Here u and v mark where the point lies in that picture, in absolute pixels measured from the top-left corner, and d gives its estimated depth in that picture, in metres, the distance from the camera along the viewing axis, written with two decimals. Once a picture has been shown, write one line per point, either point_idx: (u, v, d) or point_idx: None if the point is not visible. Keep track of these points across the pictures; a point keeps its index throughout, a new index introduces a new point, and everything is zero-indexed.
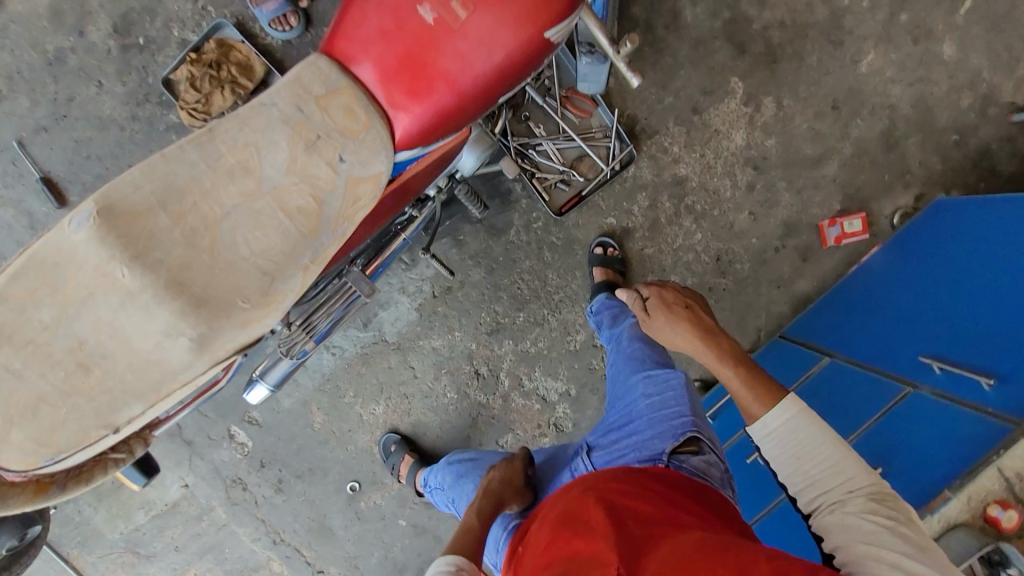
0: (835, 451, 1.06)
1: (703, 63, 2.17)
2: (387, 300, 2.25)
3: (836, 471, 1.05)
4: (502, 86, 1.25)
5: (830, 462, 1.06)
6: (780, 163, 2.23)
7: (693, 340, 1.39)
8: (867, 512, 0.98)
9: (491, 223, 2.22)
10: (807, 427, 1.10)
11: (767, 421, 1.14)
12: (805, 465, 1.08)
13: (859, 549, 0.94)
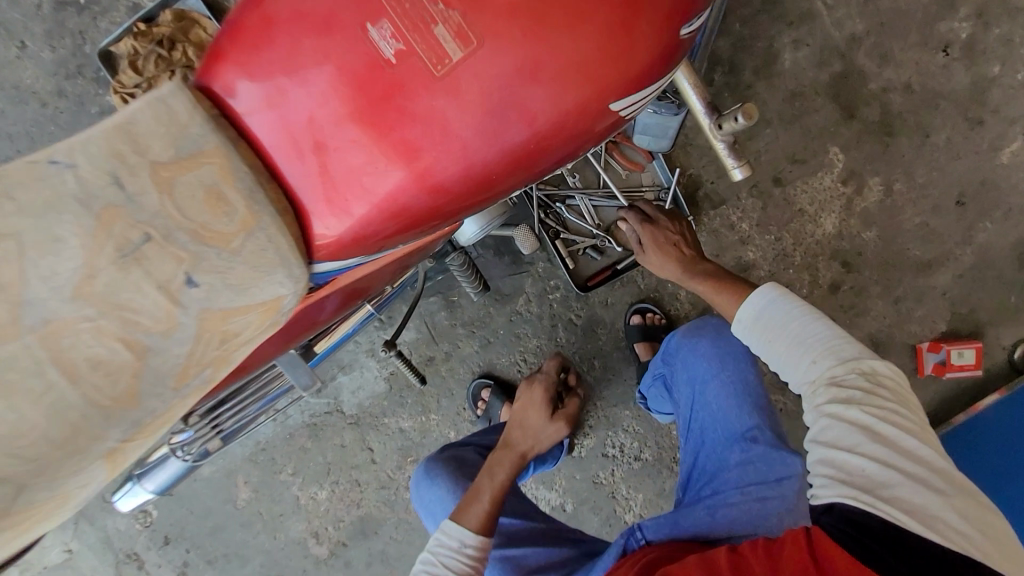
0: (818, 334, 1.02)
1: (797, 123, 1.67)
2: (351, 363, 1.78)
3: (802, 347, 1.02)
4: (511, 175, 0.75)
5: (813, 342, 1.01)
6: (877, 263, 1.72)
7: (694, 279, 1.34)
8: (831, 381, 0.97)
9: (495, 286, 1.74)
10: (783, 307, 1.06)
11: (739, 318, 1.11)
12: (775, 339, 1.05)
13: (831, 456, 0.92)
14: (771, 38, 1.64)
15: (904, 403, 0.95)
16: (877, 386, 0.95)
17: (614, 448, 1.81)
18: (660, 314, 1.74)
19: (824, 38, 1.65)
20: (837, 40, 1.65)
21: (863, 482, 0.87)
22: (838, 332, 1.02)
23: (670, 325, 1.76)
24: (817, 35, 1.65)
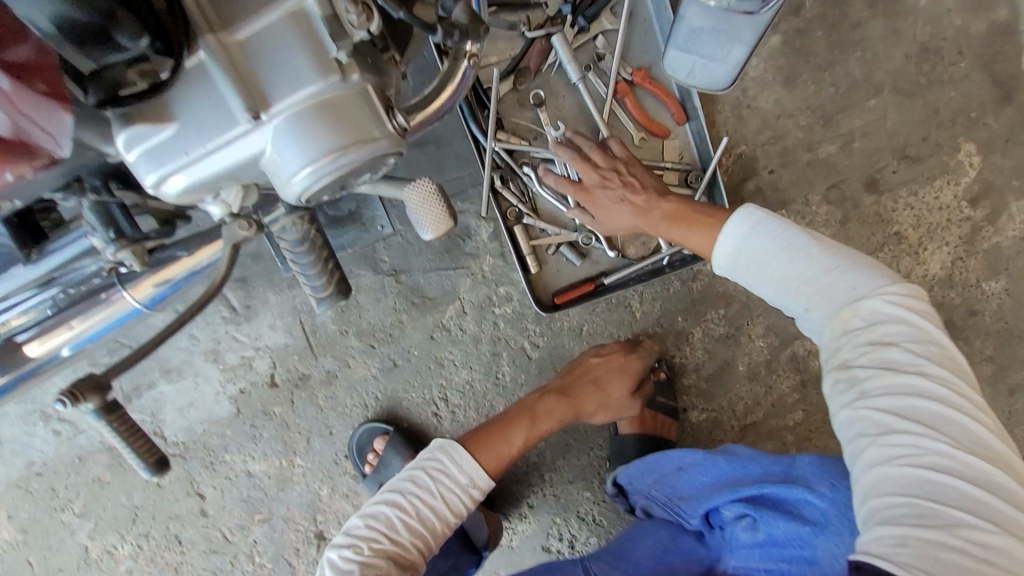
0: (813, 267, 0.70)
1: (920, 97, 1.06)
2: (180, 367, 1.16)
3: (812, 287, 0.70)
4: None
5: (803, 276, 0.70)
6: (997, 331, 1.13)
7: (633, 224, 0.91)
8: (847, 349, 0.68)
9: (414, 283, 1.12)
10: (764, 240, 0.73)
11: (722, 254, 0.77)
12: (765, 287, 0.74)
13: (849, 375, 0.67)
14: None
15: (937, 356, 0.65)
16: (913, 350, 0.65)
17: (557, 543, 1.19)
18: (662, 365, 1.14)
19: None
20: None
21: (909, 561, 0.55)
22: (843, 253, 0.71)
23: (670, 382, 1.15)
24: None
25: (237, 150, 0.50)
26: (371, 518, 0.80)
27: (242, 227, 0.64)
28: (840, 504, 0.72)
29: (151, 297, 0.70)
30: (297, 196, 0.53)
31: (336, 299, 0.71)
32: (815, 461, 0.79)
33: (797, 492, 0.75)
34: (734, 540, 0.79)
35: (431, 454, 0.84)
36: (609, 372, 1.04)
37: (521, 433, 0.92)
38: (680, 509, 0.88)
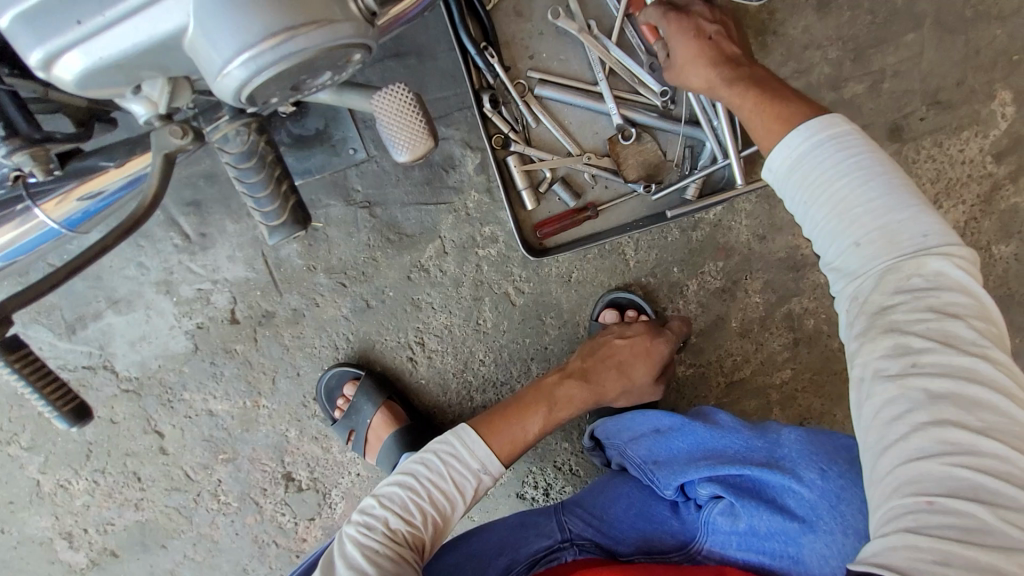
0: (885, 201, 0.58)
1: (961, 34, 0.95)
2: (130, 298, 1.06)
3: (885, 217, 0.58)
4: None
5: (874, 204, 0.58)
6: (1000, 296, 1.09)
7: (698, 79, 0.78)
8: (904, 305, 0.57)
9: (389, 217, 1.02)
10: (835, 159, 0.60)
11: (786, 153, 0.63)
12: (821, 212, 0.61)
13: (895, 348, 0.56)
14: None
15: (995, 338, 0.56)
16: (968, 328, 0.55)
17: (533, 491, 1.17)
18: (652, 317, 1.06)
19: None
20: None
21: None
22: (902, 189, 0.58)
23: None
24: None
25: (151, 25, 0.40)
26: (386, 500, 0.76)
27: (174, 134, 0.53)
28: (829, 493, 0.66)
29: (72, 216, 0.59)
30: (234, 92, 0.44)
31: (291, 228, 0.59)
32: (801, 438, 0.72)
33: (776, 479, 0.69)
34: (711, 524, 0.73)
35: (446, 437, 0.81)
36: (636, 360, 0.95)
37: (538, 421, 0.86)
38: (654, 475, 0.80)
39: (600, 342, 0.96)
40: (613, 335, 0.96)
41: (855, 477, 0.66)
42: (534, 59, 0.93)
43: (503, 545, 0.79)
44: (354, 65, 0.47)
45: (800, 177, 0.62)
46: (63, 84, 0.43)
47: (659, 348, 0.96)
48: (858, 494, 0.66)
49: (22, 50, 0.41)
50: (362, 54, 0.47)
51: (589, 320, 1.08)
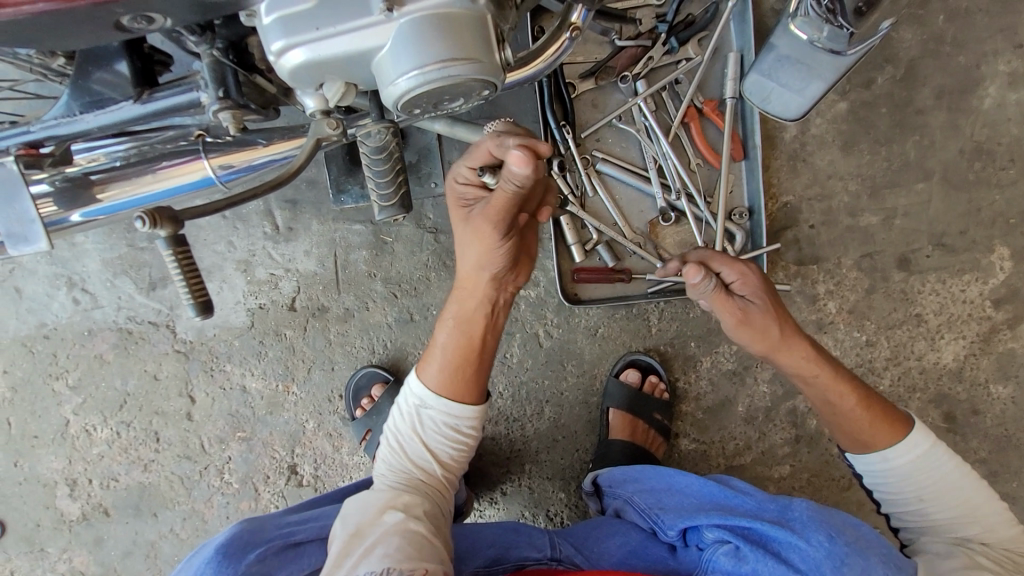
0: (979, 498, 0.77)
1: (965, 192, 1.11)
2: (209, 269, 1.20)
3: (949, 510, 0.77)
4: None
5: (968, 502, 0.77)
6: (995, 434, 1.15)
7: (794, 363, 0.79)
8: (980, 555, 0.74)
9: (450, 245, 1.17)
10: (943, 465, 0.77)
11: (891, 454, 0.78)
12: (916, 487, 0.78)
13: (977, 561, 0.73)
14: (982, 55, 1.09)
15: None
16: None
17: None
18: (666, 386, 1.16)
19: None
20: None
21: None
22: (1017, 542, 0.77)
23: (671, 404, 1.16)
24: None
25: (361, 38, 0.57)
26: (380, 451, 0.88)
27: (330, 126, 0.69)
28: (837, 555, 0.69)
29: (225, 172, 0.76)
30: (398, 95, 0.60)
31: (396, 210, 0.77)
32: (812, 508, 0.75)
33: (784, 536, 0.72)
34: (713, 563, 0.76)
35: (405, 391, 0.88)
36: (476, 260, 0.80)
37: (446, 326, 0.86)
38: (659, 517, 0.84)
39: (467, 197, 0.77)
40: (495, 195, 0.77)
41: (860, 549, 0.70)
42: (600, 142, 1.11)
43: (493, 540, 0.85)
44: (481, 97, 0.64)
45: (907, 467, 0.78)
46: (279, 61, 0.58)
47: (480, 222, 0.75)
48: (862, 564, 0.69)
49: (267, 36, 0.57)
50: (489, 91, 0.64)
51: (608, 374, 1.17)
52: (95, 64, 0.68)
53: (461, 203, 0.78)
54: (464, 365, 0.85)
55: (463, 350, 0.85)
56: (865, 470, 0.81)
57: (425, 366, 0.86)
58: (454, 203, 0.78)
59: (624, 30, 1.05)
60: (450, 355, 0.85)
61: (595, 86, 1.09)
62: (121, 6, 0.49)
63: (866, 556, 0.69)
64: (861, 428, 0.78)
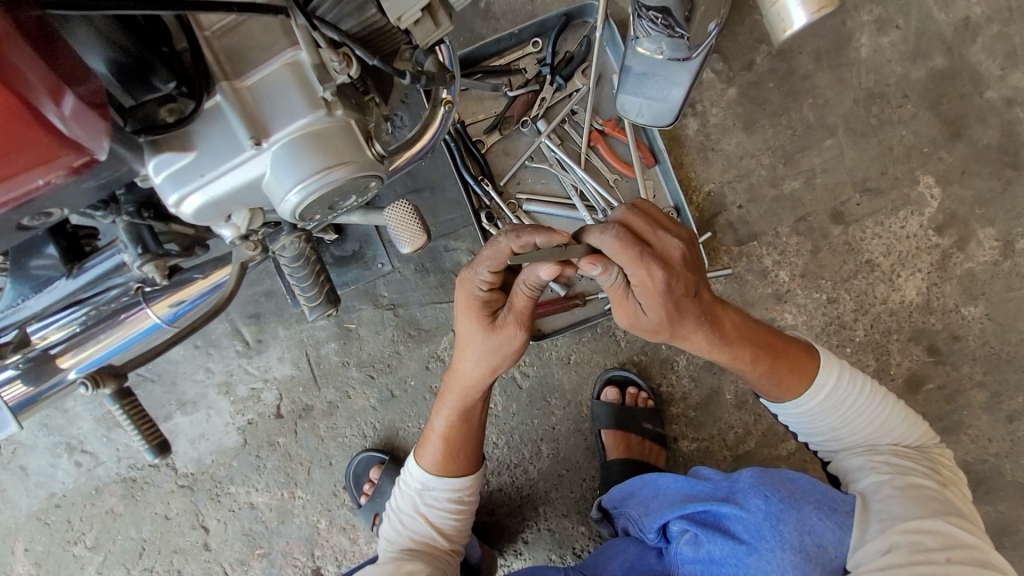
0: (889, 410, 0.78)
1: (872, 137, 1.15)
2: (195, 399, 1.25)
3: (873, 430, 0.78)
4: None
5: (887, 416, 0.78)
6: (983, 355, 1.14)
7: (689, 343, 0.76)
8: (895, 457, 0.76)
9: (410, 316, 1.21)
10: (853, 393, 0.77)
11: (805, 401, 0.77)
12: (840, 420, 0.78)
13: (904, 466, 0.75)
14: (846, 11, 1.14)
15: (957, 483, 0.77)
16: (942, 472, 0.76)
17: None
18: (649, 393, 1.17)
19: (921, 20, 1.14)
20: (941, 26, 1.13)
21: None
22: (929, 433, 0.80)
23: (658, 410, 1.17)
24: (911, 13, 1.14)
25: (244, 170, 0.61)
26: (391, 538, 0.87)
27: (250, 249, 0.72)
28: (773, 515, 0.73)
29: (171, 311, 0.82)
30: (292, 208, 0.64)
31: (325, 307, 0.83)
32: (754, 474, 0.78)
33: (730, 510, 0.76)
34: (679, 554, 0.80)
35: (405, 475, 0.88)
36: (489, 360, 0.77)
37: (443, 413, 0.85)
38: (641, 522, 0.87)
39: (486, 308, 0.74)
40: (479, 284, 0.72)
41: (794, 502, 0.73)
42: (521, 184, 1.17)
43: None
44: (371, 187, 0.69)
45: (820, 405, 0.78)
46: (181, 209, 0.63)
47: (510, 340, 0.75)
48: (796, 516, 0.72)
49: (162, 192, 0.62)
50: (376, 181, 0.69)
51: (591, 397, 1.18)
52: (29, 254, 0.76)
53: (466, 298, 0.74)
54: (459, 446, 0.84)
55: (460, 435, 0.84)
56: (784, 415, 0.81)
57: (422, 450, 0.86)
58: (467, 308, 0.74)
59: (513, 82, 1.14)
60: (449, 441, 0.84)
61: (501, 136, 1.16)
62: (20, 214, 0.53)
63: (799, 507, 0.73)
64: (769, 384, 0.78)
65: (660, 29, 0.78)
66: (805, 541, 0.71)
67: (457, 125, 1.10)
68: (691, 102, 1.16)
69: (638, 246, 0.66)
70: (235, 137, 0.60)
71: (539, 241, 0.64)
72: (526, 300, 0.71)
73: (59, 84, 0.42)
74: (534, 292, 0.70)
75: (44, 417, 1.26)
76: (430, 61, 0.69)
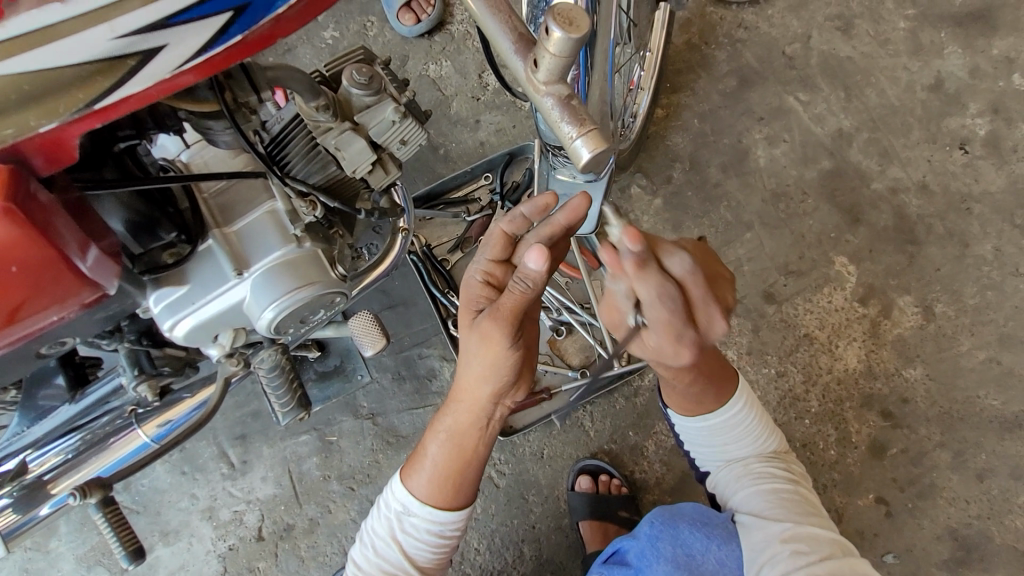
0: (764, 428, 0.90)
1: (785, 228, 1.32)
2: (177, 528, 1.25)
3: (750, 445, 0.89)
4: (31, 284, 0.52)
5: (761, 429, 0.89)
6: (936, 414, 1.19)
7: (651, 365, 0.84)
8: (763, 466, 0.88)
9: (389, 424, 1.28)
10: (749, 417, 0.88)
11: (709, 417, 0.88)
12: (727, 434, 0.88)
13: (774, 474, 0.87)
14: (740, 132, 1.38)
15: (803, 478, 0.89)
16: (795, 471, 0.89)
17: None
18: (621, 480, 1.20)
19: (803, 134, 1.37)
20: (820, 137, 1.37)
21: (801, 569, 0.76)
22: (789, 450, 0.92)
23: (633, 496, 1.19)
24: (793, 130, 1.38)
25: (228, 297, 0.75)
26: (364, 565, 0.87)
27: (233, 363, 0.84)
28: (655, 534, 0.89)
29: (159, 430, 0.90)
30: (267, 325, 0.77)
31: (297, 411, 0.92)
32: (652, 512, 0.93)
33: (627, 543, 0.92)
34: None
35: (390, 495, 0.88)
36: (471, 356, 0.81)
37: (435, 435, 0.87)
38: None
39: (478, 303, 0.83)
40: (476, 271, 0.84)
41: (672, 521, 0.89)
42: None
43: None
44: (337, 302, 0.83)
45: (725, 423, 0.88)
46: (174, 332, 0.75)
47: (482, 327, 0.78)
48: (672, 533, 0.88)
49: (159, 319, 0.74)
50: (341, 296, 0.83)
51: (567, 490, 1.20)
52: (39, 385, 0.86)
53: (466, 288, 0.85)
54: (447, 474, 0.84)
55: (451, 461, 0.84)
56: (684, 429, 0.91)
57: (411, 470, 0.87)
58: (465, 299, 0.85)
59: (472, 209, 1.33)
60: (435, 460, 0.85)
61: (463, 254, 1.33)
62: (37, 343, 0.65)
63: (676, 524, 0.88)
64: (695, 403, 0.87)
65: (574, 162, 0.98)
66: (677, 553, 0.86)
67: (423, 248, 1.27)
68: (624, 212, 1.35)
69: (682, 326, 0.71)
70: (222, 272, 0.74)
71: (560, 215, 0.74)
72: (511, 299, 0.75)
73: (89, 238, 0.56)
74: (519, 289, 0.74)
75: (25, 560, 1.25)
76: (384, 199, 0.87)
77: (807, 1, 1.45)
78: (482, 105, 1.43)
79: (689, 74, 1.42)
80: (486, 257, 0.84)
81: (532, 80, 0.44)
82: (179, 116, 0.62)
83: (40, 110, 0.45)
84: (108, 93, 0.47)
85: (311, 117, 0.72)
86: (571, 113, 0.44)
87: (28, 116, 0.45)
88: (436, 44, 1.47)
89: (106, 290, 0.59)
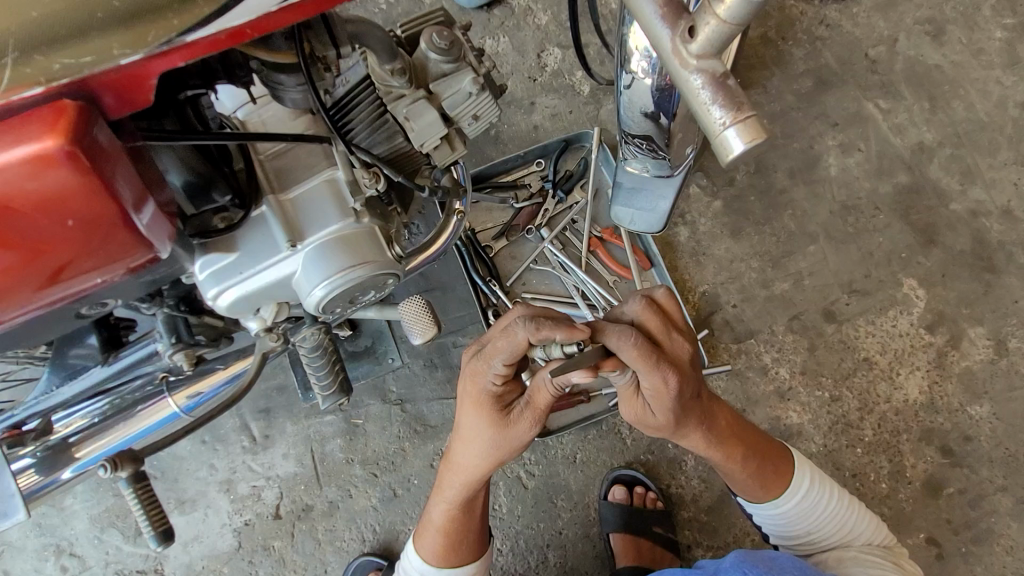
0: (853, 511, 0.86)
1: (852, 243, 1.24)
2: (194, 498, 1.22)
3: (843, 528, 0.84)
4: (85, 238, 0.47)
5: (847, 514, 0.85)
6: (999, 457, 1.13)
7: (686, 441, 0.81)
8: (864, 552, 0.83)
9: (417, 411, 1.23)
10: (825, 499, 0.85)
11: (782, 503, 0.84)
12: (804, 524, 0.85)
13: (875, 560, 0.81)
14: (811, 138, 1.29)
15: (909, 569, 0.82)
16: (903, 561, 0.84)
17: None
18: (657, 494, 1.14)
19: (880, 145, 1.28)
20: (899, 149, 1.27)
21: None
22: (886, 536, 0.86)
23: (668, 512, 1.14)
24: (869, 139, 1.29)
25: (275, 270, 0.69)
26: None
27: (274, 338, 0.77)
28: None
29: (188, 401, 0.85)
30: (316, 303, 0.71)
31: (338, 396, 0.88)
32: (739, 560, 0.76)
33: None
34: None
35: (407, 565, 0.89)
36: (490, 457, 0.78)
37: (439, 505, 0.86)
38: None
39: (500, 403, 0.76)
40: (492, 376, 0.73)
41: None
42: (527, 285, 1.24)
43: None
44: (388, 284, 0.77)
45: (796, 506, 0.85)
46: (216, 298, 0.69)
47: (517, 438, 0.77)
48: None
49: (203, 287, 0.69)
50: (393, 278, 0.77)
51: (599, 499, 1.15)
52: (71, 343, 0.83)
53: (475, 393, 0.76)
54: (459, 539, 0.86)
55: (459, 523, 0.85)
56: (760, 515, 0.88)
57: (421, 541, 0.88)
58: (477, 403, 0.76)
59: (520, 195, 1.26)
60: (447, 534, 0.85)
61: (509, 242, 1.25)
62: (79, 304, 0.60)
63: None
64: (753, 485, 0.84)
65: (646, 152, 0.92)
66: None
67: (467, 232, 1.21)
68: (681, 212, 1.26)
69: (655, 353, 0.69)
70: (274, 240, 0.68)
71: (563, 335, 0.65)
72: (547, 397, 0.74)
73: (148, 192, 0.50)
74: (557, 391, 0.73)
75: (39, 516, 1.22)
76: (445, 178, 0.80)
77: (898, 1, 1.34)
78: (539, 86, 1.36)
79: (762, 70, 1.32)
80: (500, 364, 0.72)
81: (679, 53, 0.39)
82: (250, 66, 0.58)
83: (122, 39, 0.41)
84: (203, 22, 0.43)
85: (383, 80, 0.67)
86: (725, 94, 0.37)
87: (111, 42, 0.41)
88: (495, 17, 1.39)
89: (158, 255, 0.54)
